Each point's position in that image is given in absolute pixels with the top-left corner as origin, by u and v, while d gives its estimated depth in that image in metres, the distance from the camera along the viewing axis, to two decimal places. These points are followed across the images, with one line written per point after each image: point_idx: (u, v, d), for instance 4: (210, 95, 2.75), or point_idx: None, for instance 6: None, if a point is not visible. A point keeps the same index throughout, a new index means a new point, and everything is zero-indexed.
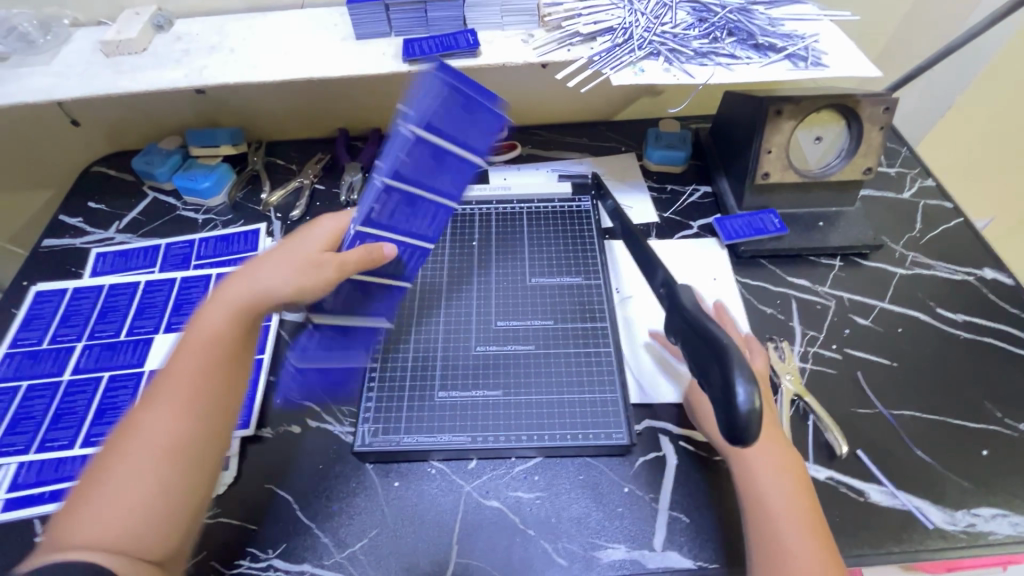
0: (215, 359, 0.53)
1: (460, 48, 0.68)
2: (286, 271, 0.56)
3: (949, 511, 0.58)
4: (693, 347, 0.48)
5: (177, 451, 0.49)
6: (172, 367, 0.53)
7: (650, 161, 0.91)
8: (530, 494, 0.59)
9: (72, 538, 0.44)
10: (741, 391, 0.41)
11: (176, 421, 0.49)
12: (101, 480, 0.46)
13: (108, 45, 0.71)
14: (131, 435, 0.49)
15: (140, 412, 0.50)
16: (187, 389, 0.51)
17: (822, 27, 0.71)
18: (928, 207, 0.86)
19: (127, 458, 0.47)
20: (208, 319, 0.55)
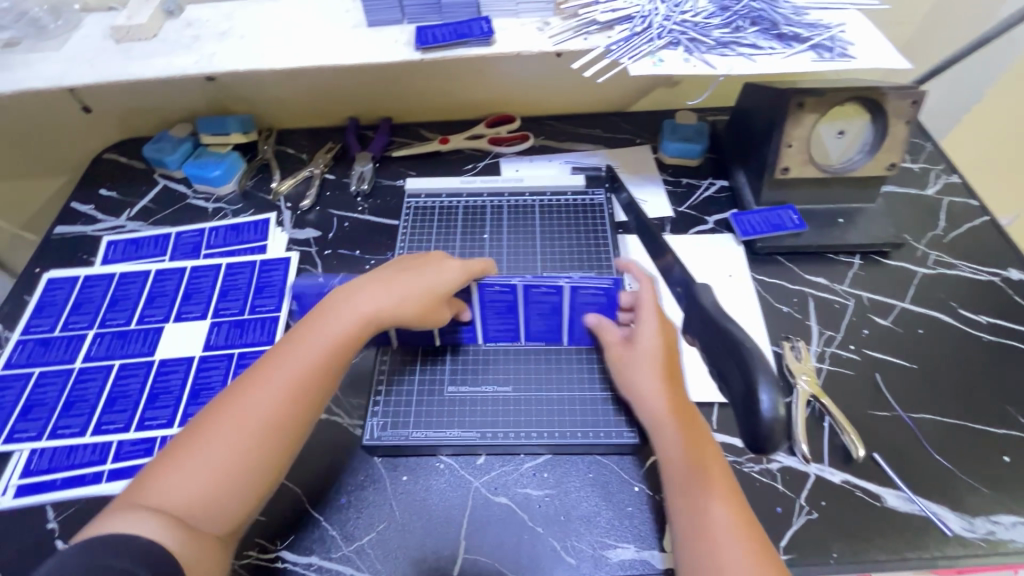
0: (323, 363, 0.53)
1: (474, 36, 0.67)
2: (402, 307, 0.57)
3: (968, 518, 0.57)
4: (718, 353, 0.52)
5: (260, 443, 0.49)
6: (280, 354, 0.53)
7: (665, 154, 0.89)
8: (539, 492, 0.59)
9: (149, 494, 0.46)
10: (765, 400, 0.46)
11: (270, 416, 0.49)
12: (190, 448, 0.48)
13: (119, 31, 0.70)
14: (224, 410, 0.49)
15: (240, 391, 0.51)
16: (284, 384, 0.51)
17: (849, 16, 0.69)
18: (951, 204, 0.83)
19: (215, 433, 0.48)
20: (326, 320, 0.55)
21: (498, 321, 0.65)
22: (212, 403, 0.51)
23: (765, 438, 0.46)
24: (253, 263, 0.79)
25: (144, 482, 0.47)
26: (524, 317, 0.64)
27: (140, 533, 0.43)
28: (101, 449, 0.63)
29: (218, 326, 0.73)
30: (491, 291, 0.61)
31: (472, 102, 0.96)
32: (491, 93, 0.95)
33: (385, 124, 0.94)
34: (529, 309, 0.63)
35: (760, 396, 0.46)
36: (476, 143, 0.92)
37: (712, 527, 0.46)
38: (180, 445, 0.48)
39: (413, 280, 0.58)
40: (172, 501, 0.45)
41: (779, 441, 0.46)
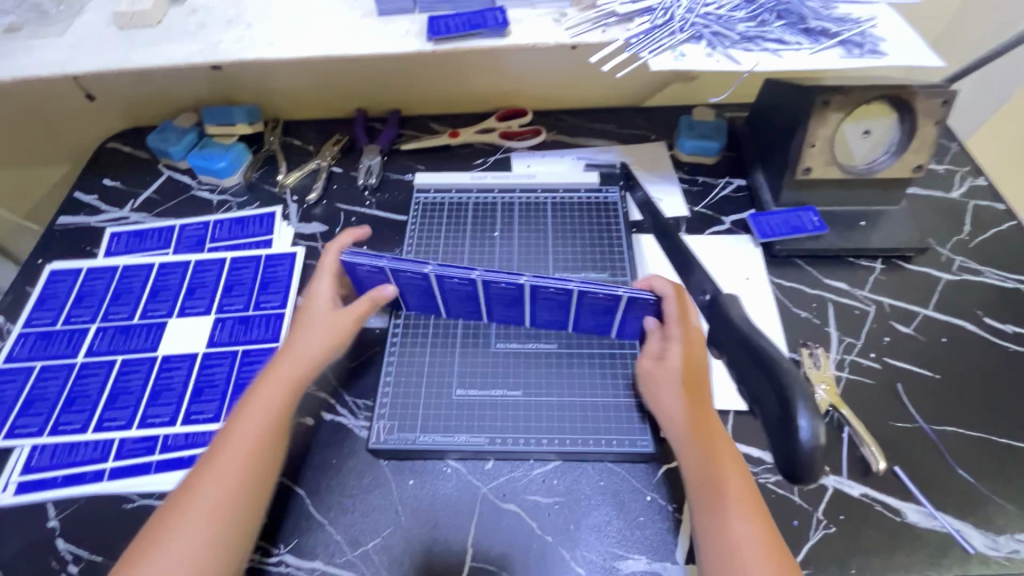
0: (267, 428, 0.53)
1: (488, 27, 0.64)
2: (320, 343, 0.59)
3: (991, 536, 0.55)
4: (751, 374, 0.50)
5: (223, 520, 0.47)
6: (222, 434, 0.52)
7: (681, 151, 0.86)
8: (548, 499, 0.57)
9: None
10: (805, 423, 0.43)
11: (227, 490, 0.49)
12: (146, 552, 0.46)
13: (122, 17, 0.68)
14: (177, 503, 0.48)
15: (187, 483, 0.49)
16: (238, 457, 0.50)
17: (880, 10, 0.66)
18: (977, 207, 0.80)
19: (181, 516, 0.47)
20: (261, 389, 0.55)
21: (461, 305, 0.64)
22: (162, 507, 0.49)
23: (804, 467, 0.44)
24: (258, 258, 0.77)
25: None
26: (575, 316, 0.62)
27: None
28: (103, 447, 0.61)
29: (223, 322, 0.71)
30: (497, 288, 0.59)
31: (482, 94, 0.94)
32: (503, 86, 0.92)
33: (394, 116, 0.92)
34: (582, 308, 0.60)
35: (800, 422, 0.43)
36: (487, 137, 0.90)
37: (740, 548, 0.44)
38: (137, 551, 0.46)
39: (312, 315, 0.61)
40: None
41: (818, 470, 0.44)
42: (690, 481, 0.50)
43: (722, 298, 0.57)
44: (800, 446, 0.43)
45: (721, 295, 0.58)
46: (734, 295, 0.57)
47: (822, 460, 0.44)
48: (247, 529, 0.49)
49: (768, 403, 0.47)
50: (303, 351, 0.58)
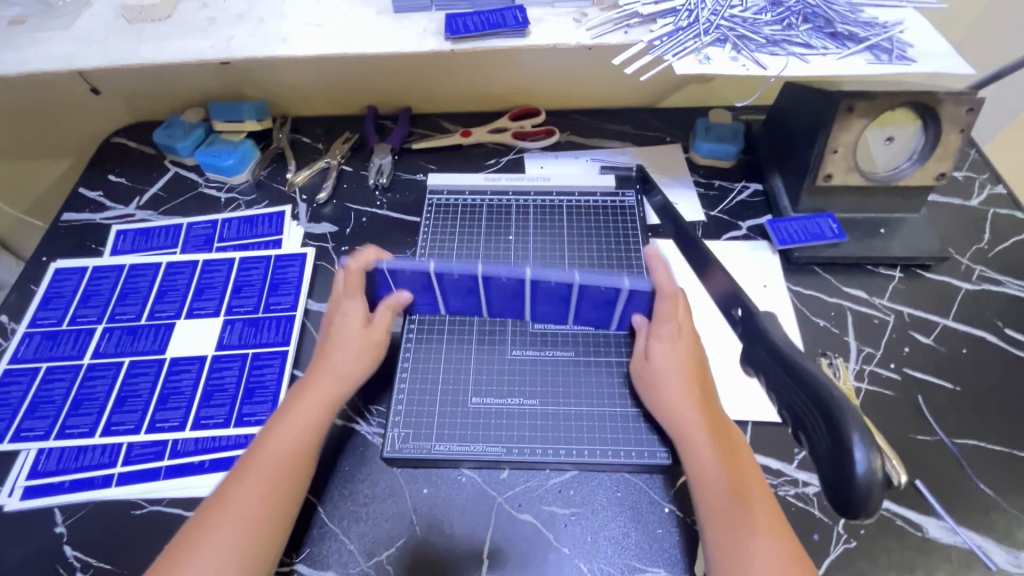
0: (302, 447, 0.53)
1: (507, 26, 0.63)
2: (354, 361, 0.59)
3: (1013, 552, 0.55)
4: (797, 398, 0.48)
5: (250, 540, 0.47)
6: (256, 449, 0.52)
7: (697, 154, 0.85)
8: (565, 510, 0.56)
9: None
10: (858, 453, 0.41)
11: (259, 510, 0.48)
12: (172, 568, 0.45)
13: (131, 11, 0.66)
14: (204, 518, 0.47)
15: (219, 499, 0.49)
16: (272, 475, 0.50)
17: (907, 14, 0.64)
18: (997, 216, 0.79)
19: (211, 530, 0.47)
20: (298, 404, 0.55)
21: (460, 299, 0.64)
22: (189, 521, 0.48)
23: (857, 500, 0.41)
24: (268, 259, 0.76)
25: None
26: (576, 308, 0.63)
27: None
28: (111, 451, 0.60)
29: (232, 324, 0.70)
30: (498, 282, 0.59)
31: (495, 93, 0.92)
32: (516, 85, 0.91)
33: (405, 114, 0.91)
34: (585, 299, 0.61)
35: (855, 454, 0.41)
36: (499, 137, 0.89)
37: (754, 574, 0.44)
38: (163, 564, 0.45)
39: (343, 327, 0.61)
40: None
41: (875, 502, 0.41)
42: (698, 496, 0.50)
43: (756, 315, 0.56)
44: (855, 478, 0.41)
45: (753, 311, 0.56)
46: (773, 315, 0.55)
47: (878, 494, 0.41)
48: (273, 553, 0.48)
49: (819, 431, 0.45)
50: (336, 368, 0.58)
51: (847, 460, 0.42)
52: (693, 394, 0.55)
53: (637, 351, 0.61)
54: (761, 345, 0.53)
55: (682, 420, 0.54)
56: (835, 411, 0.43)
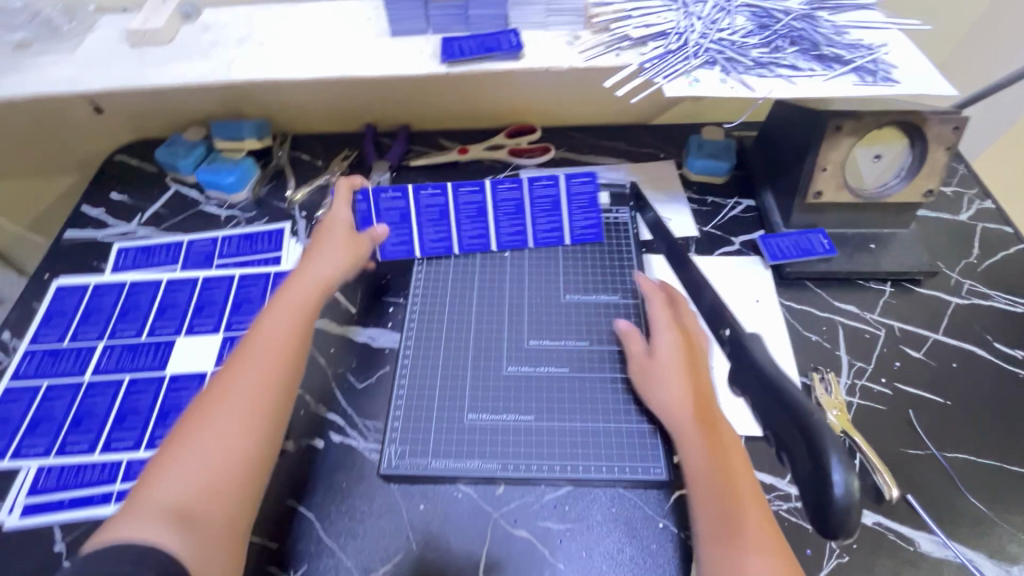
0: (291, 329, 0.58)
1: (501, 50, 0.64)
2: (339, 254, 0.67)
3: (1004, 566, 0.55)
4: (783, 422, 0.51)
5: (257, 407, 0.51)
6: (246, 341, 0.56)
7: (690, 171, 0.87)
8: (560, 525, 0.57)
9: (152, 494, 0.45)
10: (837, 475, 0.45)
11: (262, 383, 0.53)
12: (183, 442, 0.48)
13: (135, 35, 0.68)
14: (205, 400, 0.51)
15: (217, 384, 0.53)
16: (269, 352, 0.55)
17: (891, 36, 0.66)
18: (985, 230, 0.81)
19: (218, 406, 0.51)
20: (284, 299, 0.61)
21: (434, 228, 0.75)
22: (188, 411, 0.52)
23: (837, 524, 0.45)
24: (267, 276, 0.77)
25: (141, 489, 0.46)
26: (531, 217, 0.76)
27: (145, 539, 0.42)
28: (111, 468, 0.61)
29: (231, 341, 0.71)
30: (465, 195, 0.74)
31: (492, 111, 0.94)
32: (512, 103, 0.93)
33: (403, 132, 0.92)
34: (536, 207, 0.76)
35: (834, 477, 0.45)
36: (496, 154, 0.90)
37: None
38: (172, 445, 0.49)
39: (329, 231, 0.69)
40: (176, 494, 0.46)
41: (852, 525, 0.45)
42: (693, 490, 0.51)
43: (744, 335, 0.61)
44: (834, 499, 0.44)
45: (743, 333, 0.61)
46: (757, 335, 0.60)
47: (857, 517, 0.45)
48: (279, 419, 0.53)
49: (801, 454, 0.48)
50: (322, 263, 0.65)
51: (827, 482, 0.45)
52: (699, 390, 0.57)
53: (637, 351, 0.63)
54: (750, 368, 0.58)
55: (683, 410, 0.56)
56: (815, 434, 0.47)
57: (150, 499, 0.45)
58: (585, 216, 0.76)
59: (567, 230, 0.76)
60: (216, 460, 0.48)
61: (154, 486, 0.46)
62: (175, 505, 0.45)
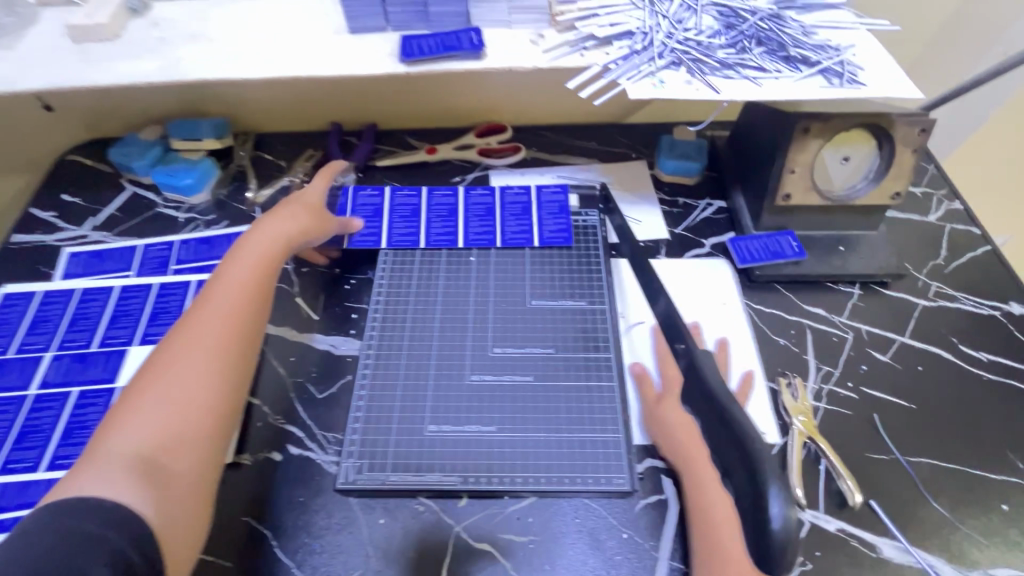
0: (252, 284, 0.59)
1: (462, 49, 0.62)
2: (307, 218, 0.68)
3: (964, 571, 0.55)
4: (727, 447, 0.50)
5: (218, 359, 0.52)
6: (202, 299, 0.57)
7: (662, 171, 0.86)
8: (523, 538, 0.56)
9: (111, 445, 0.45)
10: (777, 508, 0.43)
11: (222, 335, 0.53)
12: (148, 385, 0.49)
13: (77, 30, 0.64)
14: (162, 355, 0.51)
15: (175, 338, 0.52)
16: (229, 309, 0.55)
17: (858, 37, 0.65)
18: (953, 232, 0.81)
19: (181, 351, 0.51)
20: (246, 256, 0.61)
21: (403, 224, 0.77)
22: (144, 366, 0.51)
23: (776, 554, 0.43)
24: None
25: (97, 443, 0.46)
26: (500, 220, 0.77)
27: (107, 489, 0.42)
28: (56, 486, 0.58)
29: None
30: (437, 196, 0.80)
31: (461, 109, 0.92)
32: (482, 101, 0.91)
33: (370, 131, 0.90)
34: (505, 211, 0.78)
35: (772, 510, 0.43)
36: (465, 154, 0.88)
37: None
38: (127, 401, 0.48)
39: (294, 200, 0.70)
40: (138, 443, 0.45)
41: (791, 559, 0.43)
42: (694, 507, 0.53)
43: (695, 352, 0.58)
44: (770, 529, 0.43)
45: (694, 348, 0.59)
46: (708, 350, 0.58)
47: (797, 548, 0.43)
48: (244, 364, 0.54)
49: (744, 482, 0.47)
50: (288, 225, 0.66)
51: (765, 514, 0.44)
52: (696, 431, 0.57)
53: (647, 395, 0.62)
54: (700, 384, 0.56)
55: (684, 451, 0.56)
56: (758, 463, 0.46)
57: (110, 447, 0.45)
58: (554, 221, 0.77)
59: (537, 233, 0.76)
60: (180, 400, 0.48)
61: (112, 438, 0.46)
62: (137, 453, 0.45)
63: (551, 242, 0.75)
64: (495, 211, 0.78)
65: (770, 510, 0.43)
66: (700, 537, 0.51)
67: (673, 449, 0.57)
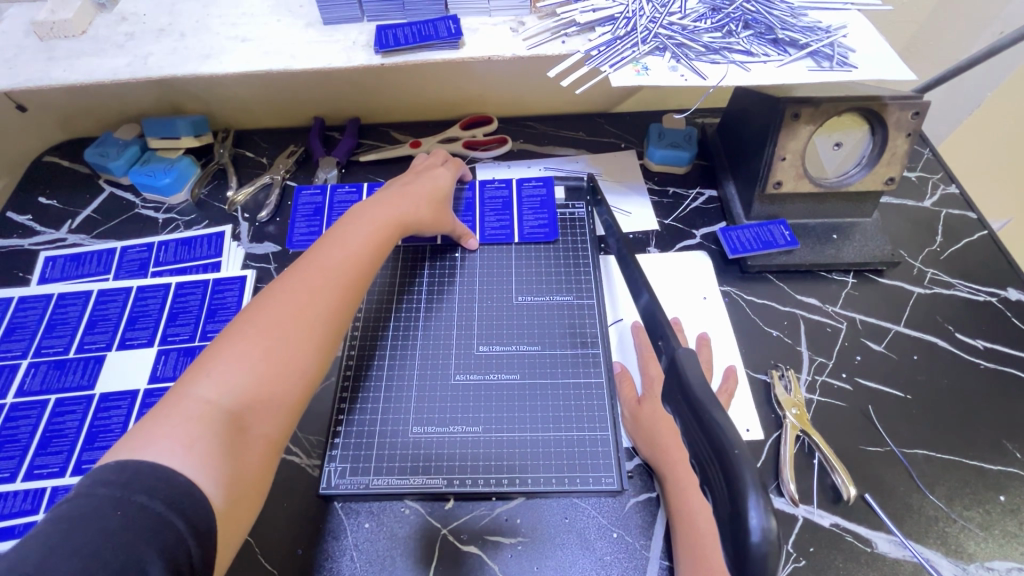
0: (361, 263, 0.57)
1: (439, 38, 0.60)
2: (424, 206, 0.66)
3: (961, 564, 0.54)
4: (693, 435, 0.35)
5: (313, 337, 0.51)
6: (310, 261, 0.55)
7: (651, 161, 0.84)
8: (512, 540, 0.54)
9: (195, 396, 0.44)
10: (754, 519, 0.29)
11: (326, 314, 0.52)
12: (244, 337, 0.48)
13: (40, 27, 0.62)
14: (262, 313, 0.50)
15: (283, 293, 0.52)
16: (339, 281, 0.54)
17: (850, 17, 0.62)
18: (949, 217, 0.79)
19: (285, 314, 0.50)
20: (363, 228, 0.60)
21: None
22: (247, 309, 0.51)
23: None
24: (206, 283, 0.73)
25: (182, 386, 0.45)
26: (480, 216, 0.76)
27: (180, 448, 0.40)
28: (34, 496, 0.57)
29: (166, 355, 0.67)
30: None
31: (446, 102, 0.90)
32: (467, 94, 0.89)
33: (352, 126, 0.88)
34: (485, 207, 0.76)
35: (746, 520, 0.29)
36: (451, 147, 0.86)
37: None
38: (225, 345, 0.47)
39: (425, 185, 0.68)
40: (223, 399, 0.44)
41: None
42: (680, 524, 0.52)
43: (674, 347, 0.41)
44: (743, 542, 0.29)
45: (673, 344, 0.42)
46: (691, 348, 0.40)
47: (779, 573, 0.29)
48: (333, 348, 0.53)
49: (717, 487, 0.32)
50: (404, 206, 0.64)
51: (738, 524, 0.29)
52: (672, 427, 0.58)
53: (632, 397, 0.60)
54: (674, 383, 0.39)
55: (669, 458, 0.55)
56: (727, 459, 0.31)
57: (199, 397, 0.44)
58: (536, 215, 0.76)
59: (517, 229, 0.75)
60: (270, 369, 0.47)
61: (196, 386, 0.44)
62: (222, 414, 0.44)
63: (531, 238, 0.74)
64: (475, 205, 0.77)
65: (742, 522, 0.29)
66: (688, 549, 0.50)
67: (654, 453, 0.56)
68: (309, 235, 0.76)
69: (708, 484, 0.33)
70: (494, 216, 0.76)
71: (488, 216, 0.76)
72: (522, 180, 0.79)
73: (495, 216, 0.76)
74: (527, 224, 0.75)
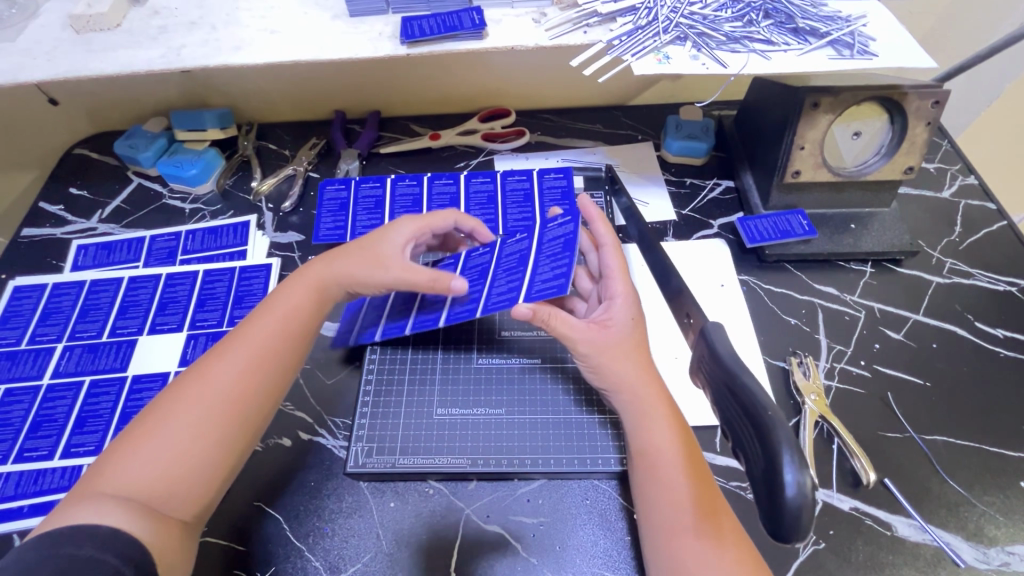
0: (286, 330, 0.55)
1: (464, 29, 0.62)
2: (356, 261, 0.60)
3: (982, 548, 0.55)
4: (731, 409, 0.44)
5: (220, 417, 0.50)
6: (237, 332, 0.55)
7: (668, 152, 0.84)
8: (533, 520, 0.55)
9: (112, 478, 0.46)
10: (789, 475, 0.38)
11: (236, 388, 0.51)
12: (156, 419, 0.49)
13: (78, 20, 0.64)
14: (181, 390, 0.50)
15: (201, 368, 0.52)
16: (256, 349, 0.53)
17: (870, 6, 0.63)
18: (968, 207, 0.79)
19: (196, 390, 0.50)
20: (290, 290, 0.58)
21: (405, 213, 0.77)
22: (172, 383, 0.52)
23: (790, 525, 0.38)
24: (233, 270, 0.74)
25: (108, 464, 0.47)
26: (502, 209, 0.77)
27: (106, 521, 0.43)
28: (71, 473, 0.59)
29: (195, 339, 0.69)
30: (438, 185, 0.80)
31: (465, 95, 0.91)
32: (486, 86, 0.90)
33: (373, 119, 0.89)
34: (498, 268, 0.60)
35: (783, 476, 0.38)
36: (469, 140, 0.87)
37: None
38: (145, 424, 0.49)
39: (368, 242, 0.62)
40: (133, 481, 0.46)
41: (807, 528, 0.38)
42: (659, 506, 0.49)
43: (707, 327, 0.49)
44: (781, 495, 0.38)
45: (704, 324, 0.50)
46: (720, 325, 0.49)
47: (812, 519, 0.38)
48: (256, 419, 0.52)
49: (752, 450, 0.41)
50: (335, 267, 0.60)
51: (777, 482, 0.38)
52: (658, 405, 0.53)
53: (575, 325, 0.56)
54: (715, 366, 0.47)
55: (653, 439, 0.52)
56: (767, 429, 0.40)
57: (116, 477, 0.46)
58: (553, 264, 0.56)
59: (526, 287, 0.56)
60: (183, 443, 0.48)
61: (118, 466, 0.46)
62: (134, 494, 0.45)
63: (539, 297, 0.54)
64: (490, 267, 0.61)
65: (779, 478, 0.38)
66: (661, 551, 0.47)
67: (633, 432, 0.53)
68: (335, 229, 0.76)
69: (741, 449, 0.43)
70: (496, 280, 0.59)
71: (495, 280, 0.59)
72: (545, 225, 0.62)
73: (501, 278, 0.58)
74: (542, 283, 0.55)
